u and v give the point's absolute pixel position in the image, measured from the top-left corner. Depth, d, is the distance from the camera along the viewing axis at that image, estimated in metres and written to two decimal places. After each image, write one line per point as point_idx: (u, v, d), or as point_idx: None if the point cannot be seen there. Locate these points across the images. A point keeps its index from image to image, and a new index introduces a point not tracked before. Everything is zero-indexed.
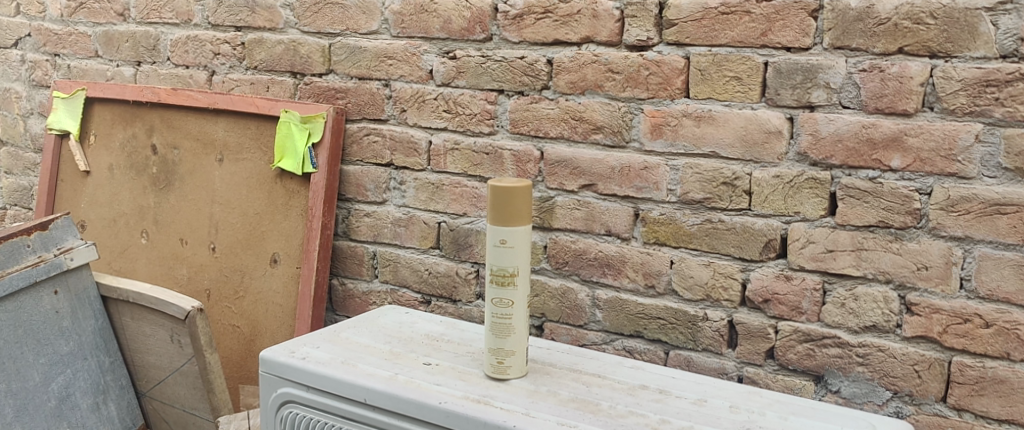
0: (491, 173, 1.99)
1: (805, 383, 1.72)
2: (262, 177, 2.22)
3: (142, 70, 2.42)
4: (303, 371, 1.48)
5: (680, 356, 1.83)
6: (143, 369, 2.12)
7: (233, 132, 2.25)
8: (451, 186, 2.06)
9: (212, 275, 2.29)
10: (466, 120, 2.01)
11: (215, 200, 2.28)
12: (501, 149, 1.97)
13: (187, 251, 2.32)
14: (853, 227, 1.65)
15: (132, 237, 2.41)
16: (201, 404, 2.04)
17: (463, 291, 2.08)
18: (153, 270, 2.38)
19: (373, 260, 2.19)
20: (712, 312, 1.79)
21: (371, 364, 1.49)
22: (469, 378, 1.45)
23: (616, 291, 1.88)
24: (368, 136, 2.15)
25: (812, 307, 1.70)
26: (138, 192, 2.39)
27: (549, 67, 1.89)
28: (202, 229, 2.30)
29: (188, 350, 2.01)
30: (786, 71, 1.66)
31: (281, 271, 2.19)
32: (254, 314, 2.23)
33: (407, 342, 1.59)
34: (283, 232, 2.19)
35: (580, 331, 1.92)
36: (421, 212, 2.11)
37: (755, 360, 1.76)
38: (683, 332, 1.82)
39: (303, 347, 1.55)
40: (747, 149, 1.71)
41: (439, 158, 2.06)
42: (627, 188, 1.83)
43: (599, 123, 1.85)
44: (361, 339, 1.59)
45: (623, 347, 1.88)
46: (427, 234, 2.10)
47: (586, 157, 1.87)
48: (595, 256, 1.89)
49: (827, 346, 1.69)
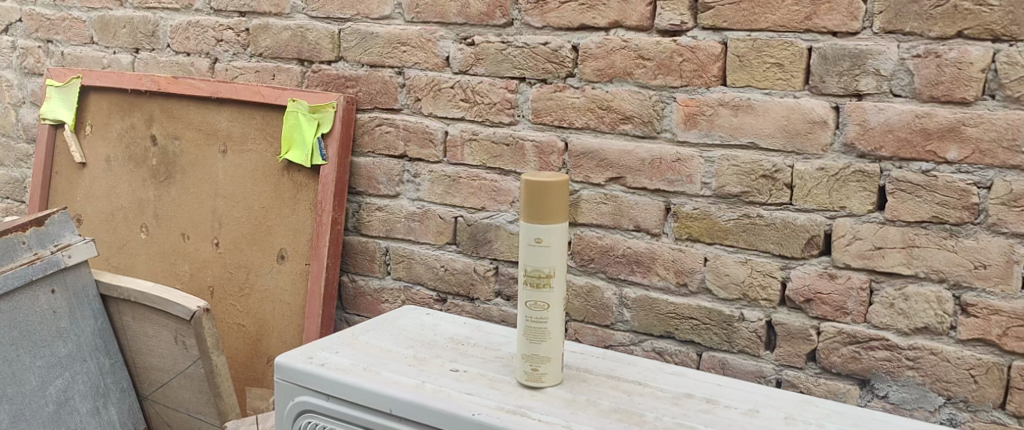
0: (511, 166, 1.90)
1: (849, 387, 1.63)
2: (268, 170, 2.13)
3: (140, 57, 2.32)
4: (322, 379, 1.38)
5: (714, 358, 1.75)
6: (145, 372, 2.01)
7: (237, 123, 2.16)
8: (469, 179, 1.96)
9: (215, 271, 2.21)
10: (484, 109, 1.92)
11: (218, 193, 2.19)
12: (522, 140, 1.88)
13: (190, 247, 2.24)
14: (903, 223, 1.55)
15: (130, 232, 2.32)
16: (207, 409, 1.94)
17: (481, 289, 2.00)
18: (154, 266, 2.29)
19: (386, 257, 2.09)
20: (749, 312, 1.70)
21: (395, 370, 1.39)
22: (501, 387, 1.35)
23: (645, 290, 1.79)
24: (379, 127, 2.05)
25: (858, 307, 1.60)
26: (138, 185, 2.29)
27: (574, 53, 1.80)
28: (205, 224, 2.22)
29: (193, 353, 1.91)
30: (833, 57, 1.56)
31: (289, 268, 2.11)
32: (260, 312, 2.15)
33: (430, 346, 1.49)
34: (290, 227, 2.11)
35: (606, 331, 1.84)
36: (436, 206, 2.01)
37: (795, 363, 1.68)
38: (718, 333, 1.73)
39: (320, 352, 1.45)
40: (788, 140, 1.62)
41: (456, 150, 1.97)
42: (657, 182, 1.74)
43: (628, 112, 1.76)
44: (381, 343, 1.49)
45: (653, 349, 1.80)
46: (443, 229, 2.01)
47: (613, 149, 1.78)
48: (623, 253, 1.80)
49: (873, 349, 1.60)
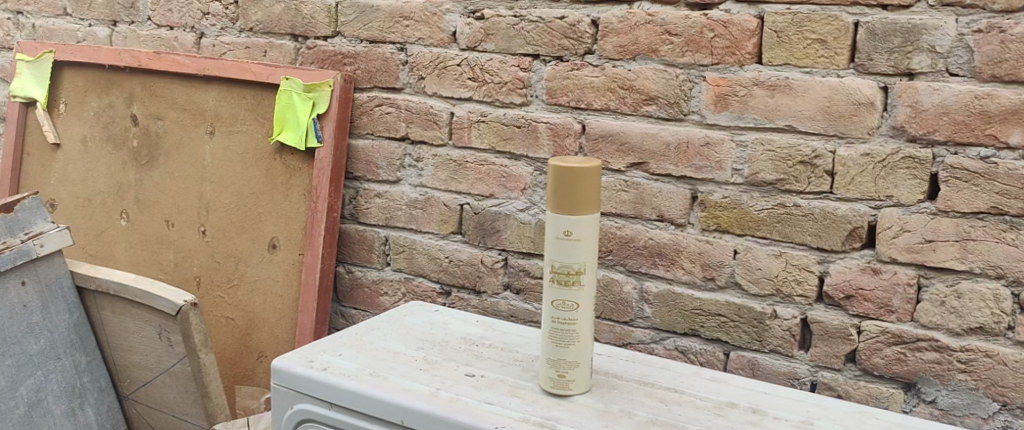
0: (523, 149, 1.77)
1: (893, 391, 1.51)
2: (259, 153, 1.99)
3: (118, 31, 2.16)
4: (324, 385, 1.24)
5: (744, 359, 1.62)
6: (126, 370, 1.87)
7: (225, 102, 2.01)
8: (477, 163, 1.82)
9: (202, 261, 2.07)
10: (494, 89, 1.78)
11: (205, 178, 2.05)
12: (535, 122, 1.74)
13: (174, 235, 2.10)
14: (958, 214, 1.43)
15: (109, 219, 2.17)
16: (194, 410, 1.80)
17: (488, 282, 1.86)
18: (135, 254, 2.15)
19: (385, 246, 1.96)
20: (782, 309, 1.57)
21: (405, 376, 1.25)
22: (523, 395, 1.22)
23: (668, 284, 1.66)
24: (379, 107, 1.91)
25: (904, 305, 1.48)
26: (117, 168, 2.15)
27: (594, 28, 1.66)
28: (191, 210, 2.07)
29: (178, 350, 1.76)
30: (882, 32, 1.44)
31: (281, 257, 1.97)
32: (250, 305, 2.02)
33: (442, 348, 1.36)
34: (283, 214, 1.97)
35: (625, 328, 1.71)
36: (441, 192, 1.88)
37: (833, 364, 1.55)
38: (747, 331, 1.60)
39: (320, 354, 1.31)
40: (830, 123, 1.49)
41: (463, 132, 1.83)
42: (683, 168, 1.61)
43: (652, 93, 1.62)
44: (387, 344, 1.36)
45: (675, 348, 1.67)
46: (448, 218, 1.88)
47: (635, 131, 1.64)
48: (644, 244, 1.67)
49: (921, 350, 1.48)
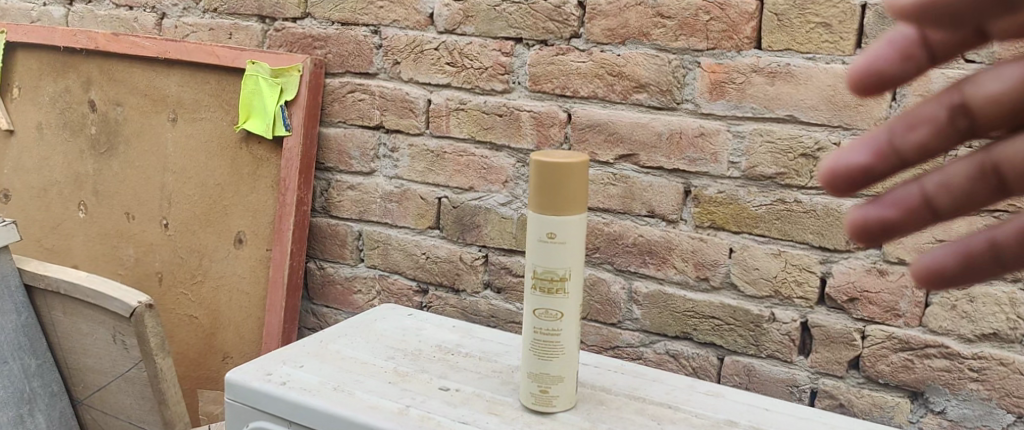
0: (504, 139, 1.65)
1: (898, 401, 1.42)
2: (224, 141, 1.87)
3: (74, 10, 2.03)
4: (283, 402, 1.14)
5: (739, 364, 1.51)
6: (80, 373, 1.76)
7: (188, 88, 1.89)
8: (455, 154, 1.71)
9: (164, 256, 1.95)
10: (473, 75, 1.66)
11: (167, 167, 1.93)
12: (518, 111, 1.63)
13: (135, 228, 1.98)
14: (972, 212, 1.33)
15: (66, 210, 2.04)
16: (152, 417, 1.68)
17: (467, 280, 1.75)
18: (93, 248, 2.03)
19: (359, 242, 1.84)
20: (781, 312, 1.47)
21: (372, 391, 1.16)
22: (502, 412, 1.13)
23: (658, 284, 1.55)
24: (352, 94, 1.79)
25: (912, 309, 1.38)
26: (75, 156, 2.02)
27: (580, 10, 1.55)
28: (152, 203, 1.95)
29: (134, 354, 1.65)
30: (891, 15, 1.34)
31: (248, 253, 1.86)
32: (215, 303, 1.90)
33: (414, 357, 1.26)
34: (250, 208, 1.85)
35: (612, 330, 1.60)
36: (417, 185, 1.76)
37: (834, 371, 1.45)
38: (743, 335, 1.50)
39: (280, 366, 1.21)
40: (834, 113, 1.38)
41: (440, 120, 1.71)
42: (675, 160, 1.50)
43: (643, 79, 1.51)
44: (354, 354, 1.26)
45: (665, 352, 1.57)
46: (425, 212, 1.76)
47: (625, 121, 1.53)
48: (633, 242, 1.56)
49: (929, 358, 1.38)
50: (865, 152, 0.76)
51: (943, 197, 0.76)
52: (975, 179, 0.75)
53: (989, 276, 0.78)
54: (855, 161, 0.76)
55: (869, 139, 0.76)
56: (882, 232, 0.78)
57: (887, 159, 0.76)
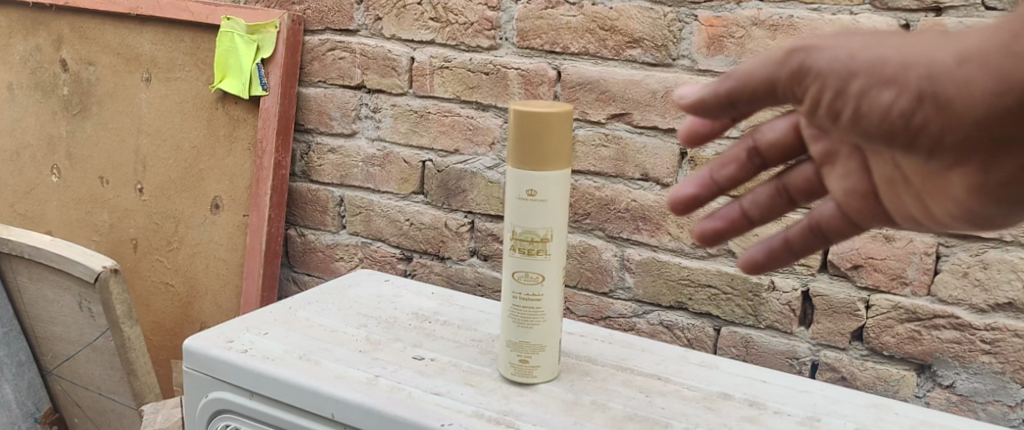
0: (490, 99, 1.57)
1: (904, 374, 1.34)
2: (199, 101, 1.77)
3: None
4: (245, 373, 1.07)
5: (736, 335, 1.43)
6: (47, 342, 1.68)
7: (163, 46, 1.79)
8: (439, 114, 1.62)
9: (139, 222, 1.87)
10: (458, 30, 1.57)
11: (141, 130, 1.84)
12: (504, 68, 1.54)
13: (109, 193, 1.90)
14: None
15: (39, 174, 1.96)
16: (121, 388, 1.61)
17: (452, 247, 1.67)
18: (67, 214, 1.95)
19: (340, 208, 1.76)
20: (781, 280, 1.39)
21: (341, 360, 1.09)
22: (479, 383, 1.06)
23: (652, 251, 1.47)
24: (332, 52, 1.70)
25: (920, 276, 1.30)
26: (47, 118, 1.93)
27: None
28: (126, 167, 1.87)
29: (101, 322, 1.57)
30: None
31: (225, 219, 1.77)
32: (191, 271, 1.82)
33: (389, 325, 1.18)
34: (226, 172, 1.76)
35: (603, 300, 1.52)
36: (400, 147, 1.68)
37: (837, 343, 1.37)
38: (741, 305, 1.42)
39: (244, 334, 1.14)
40: None
41: (424, 79, 1.63)
42: (670, 120, 1.42)
43: (637, 34, 1.42)
44: (325, 321, 1.18)
45: (659, 322, 1.49)
46: (408, 176, 1.68)
47: (617, 79, 1.44)
48: (626, 207, 1.48)
49: (938, 328, 1.30)
50: (694, 185, 1.00)
51: (756, 211, 0.99)
52: (775, 198, 0.99)
53: (816, 247, 0.99)
54: (686, 193, 1.00)
55: (696, 176, 1.00)
56: (718, 238, 1.00)
57: (709, 187, 0.99)
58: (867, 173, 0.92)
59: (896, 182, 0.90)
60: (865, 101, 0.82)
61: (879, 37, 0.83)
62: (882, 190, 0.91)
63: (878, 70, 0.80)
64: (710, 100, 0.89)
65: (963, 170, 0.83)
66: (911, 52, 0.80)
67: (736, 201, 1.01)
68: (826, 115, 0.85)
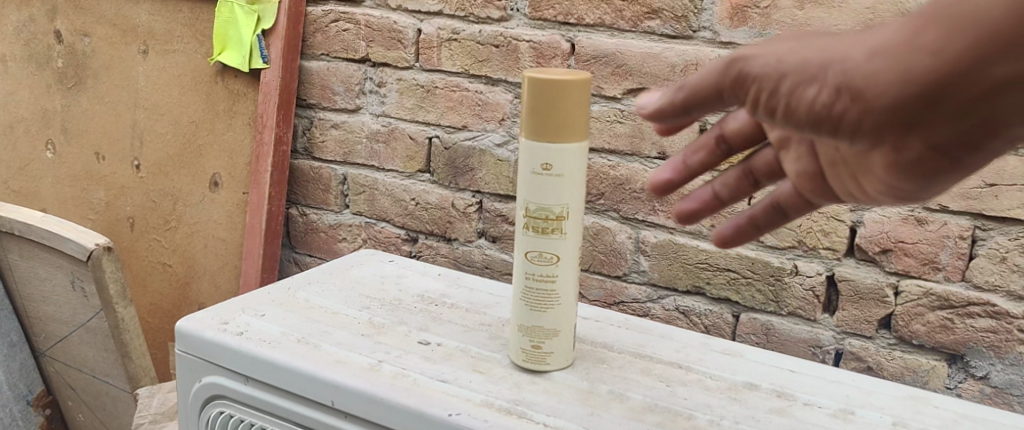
0: (500, 73, 1.50)
1: (934, 364, 1.27)
2: (198, 74, 1.70)
3: None
4: (239, 356, 1.01)
5: (756, 322, 1.37)
6: (40, 323, 1.62)
7: (160, 16, 1.72)
8: (447, 89, 1.55)
9: (136, 200, 1.81)
10: (467, 1, 1.50)
11: (138, 104, 1.77)
12: (516, 41, 1.47)
13: (105, 170, 1.83)
14: None
15: (33, 149, 1.90)
16: (115, 371, 1.55)
17: (459, 228, 1.61)
18: (62, 190, 1.89)
19: (343, 186, 1.69)
20: (805, 265, 1.32)
21: (341, 343, 1.02)
22: (489, 370, 0.99)
23: (669, 233, 1.40)
24: (336, 24, 1.63)
25: (954, 261, 1.24)
26: (41, 92, 1.86)
27: None
28: (123, 142, 1.80)
29: (94, 302, 1.51)
30: None
31: (224, 197, 1.71)
32: (189, 251, 1.76)
33: (392, 307, 1.12)
34: (225, 148, 1.70)
35: (617, 284, 1.46)
36: (406, 123, 1.61)
37: (863, 331, 1.30)
38: (762, 290, 1.35)
39: (239, 315, 1.08)
40: None
41: (431, 52, 1.56)
42: None
43: (656, 4, 1.35)
44: (325, 303, 1.12)
45: (675, 308, 1.42)
46: (414, 154, 1.61)
47: (634, 52, 1.37)
48: (642, 187, 1.41)
49: (972, 317, 1.23)
50: (668, 170, 0.96)
51: (728, 193, 0.96)
52: (743, 180, 0.96)
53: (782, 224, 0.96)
54: (661, 178, 0.96)
55: (670, 161, 0.96)
56: (693, 219, 0.98)
57: (683, 173, 0.96)
58: (816, 154, 0.89)
59: (838, 163, 0.86)
60: (791, 100, 0.78)
61: (803, 40, 0.79)
62: (827, 172, 0.88)
63: (804, 69, 0.77)
64: (668, 108, 0.87)
65: (888, 154, 0.78)
66: (829, 49, 0.76)
67: (708, 182, 0.98)
68: (763, 115, 0.81)
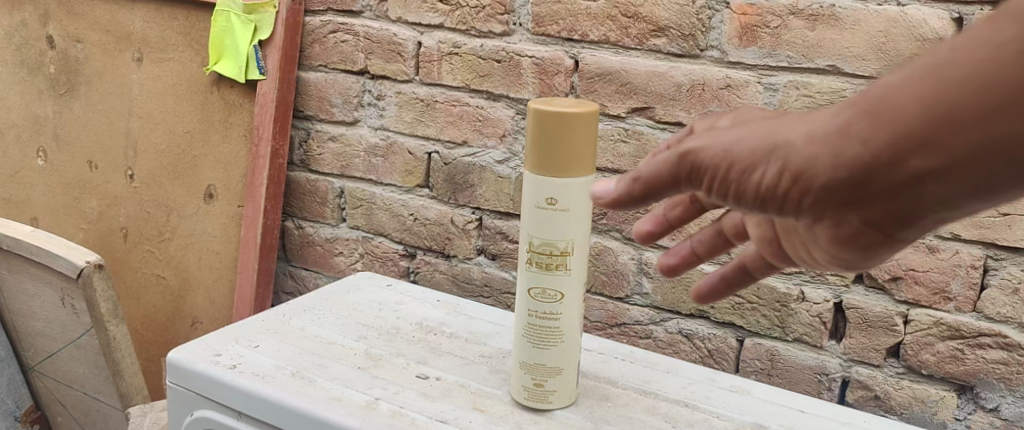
0: (501, 88, 1.46)
1: (943, 394, 1.24)
2: (193, 84, 1.67)
3: None
4: (232, 391, 0.99)
5: (761, 348, 1.34)
6: (29, 338, 1.58)
7: (154, 24, 1.68)
8: (447, 103, 1.52)
9: (129, 210, 1.77)
10: (469, 14, 1.47)
11: (132, 113, 1.74)
12: (518, 56, 1.44)
13: (98, 179, 1.79)
14: None
15: (24, 157, 1.86)
16: (106, 388, 1.51)
17: (458, 245, 1.58)
18: (54, 199, 1.85)
19: (340, 200, 1.66)
20: (812, 291, 1.29)
21: (335, 378, 1.01)
22: (488, 408, 0.99)
23: None
24: (334, 35, 1.59)
25: (965, 291, 1.21)
26: (33, 98, 1.83)
27: None
28: (116, 151, 1.77)
29: (85, 319, 1.48)
30: None
31: (218, 209, 1.68)
32: (182, 263, 1.73)
33: (388, 337, 1.11)
34: (221, 159, 1.67)
35: (619, 305, 1.42)
36: (405, 137, 1.57)
37: (870, 359, 1.28)
38: (768, 315, 1.32)
39: (233, 347, 1.06)
40: (884, 63, 1.20)
41: (431, 66, 1.52)
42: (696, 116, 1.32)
43: (663, 21, 1.32)
44: (321, 332, 1.11)
45: (678, 332, 1.39)
46: (413, 168, 1.58)
47: (639, 70, 1.34)
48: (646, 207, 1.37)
49: (983, 348, 1.21)
50: (648, 222, 0.91)
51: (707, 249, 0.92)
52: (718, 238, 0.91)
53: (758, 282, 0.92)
54: (642, 229, 0.91)
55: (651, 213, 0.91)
56: (672, 273, 0.93)
57: (664, 226, 0.91)
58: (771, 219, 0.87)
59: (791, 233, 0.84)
60: (736, 186, 0.75)
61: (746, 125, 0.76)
62: (783, 238, 0.86)
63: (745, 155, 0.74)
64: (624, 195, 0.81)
65: (829, 231, 0.75)
66: (768, 136, 0.73)
67: (687, 237, 0.93)
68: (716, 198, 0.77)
